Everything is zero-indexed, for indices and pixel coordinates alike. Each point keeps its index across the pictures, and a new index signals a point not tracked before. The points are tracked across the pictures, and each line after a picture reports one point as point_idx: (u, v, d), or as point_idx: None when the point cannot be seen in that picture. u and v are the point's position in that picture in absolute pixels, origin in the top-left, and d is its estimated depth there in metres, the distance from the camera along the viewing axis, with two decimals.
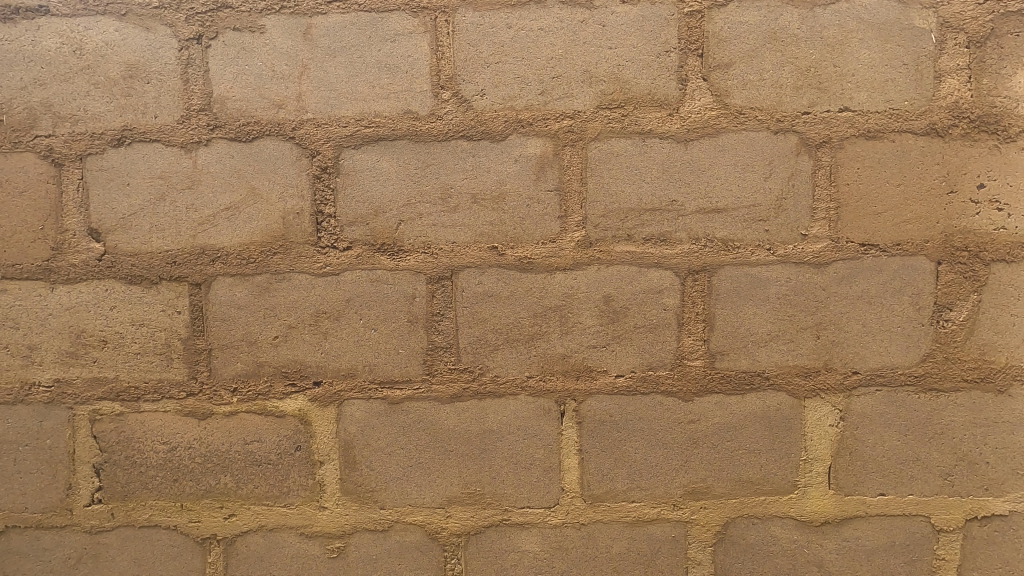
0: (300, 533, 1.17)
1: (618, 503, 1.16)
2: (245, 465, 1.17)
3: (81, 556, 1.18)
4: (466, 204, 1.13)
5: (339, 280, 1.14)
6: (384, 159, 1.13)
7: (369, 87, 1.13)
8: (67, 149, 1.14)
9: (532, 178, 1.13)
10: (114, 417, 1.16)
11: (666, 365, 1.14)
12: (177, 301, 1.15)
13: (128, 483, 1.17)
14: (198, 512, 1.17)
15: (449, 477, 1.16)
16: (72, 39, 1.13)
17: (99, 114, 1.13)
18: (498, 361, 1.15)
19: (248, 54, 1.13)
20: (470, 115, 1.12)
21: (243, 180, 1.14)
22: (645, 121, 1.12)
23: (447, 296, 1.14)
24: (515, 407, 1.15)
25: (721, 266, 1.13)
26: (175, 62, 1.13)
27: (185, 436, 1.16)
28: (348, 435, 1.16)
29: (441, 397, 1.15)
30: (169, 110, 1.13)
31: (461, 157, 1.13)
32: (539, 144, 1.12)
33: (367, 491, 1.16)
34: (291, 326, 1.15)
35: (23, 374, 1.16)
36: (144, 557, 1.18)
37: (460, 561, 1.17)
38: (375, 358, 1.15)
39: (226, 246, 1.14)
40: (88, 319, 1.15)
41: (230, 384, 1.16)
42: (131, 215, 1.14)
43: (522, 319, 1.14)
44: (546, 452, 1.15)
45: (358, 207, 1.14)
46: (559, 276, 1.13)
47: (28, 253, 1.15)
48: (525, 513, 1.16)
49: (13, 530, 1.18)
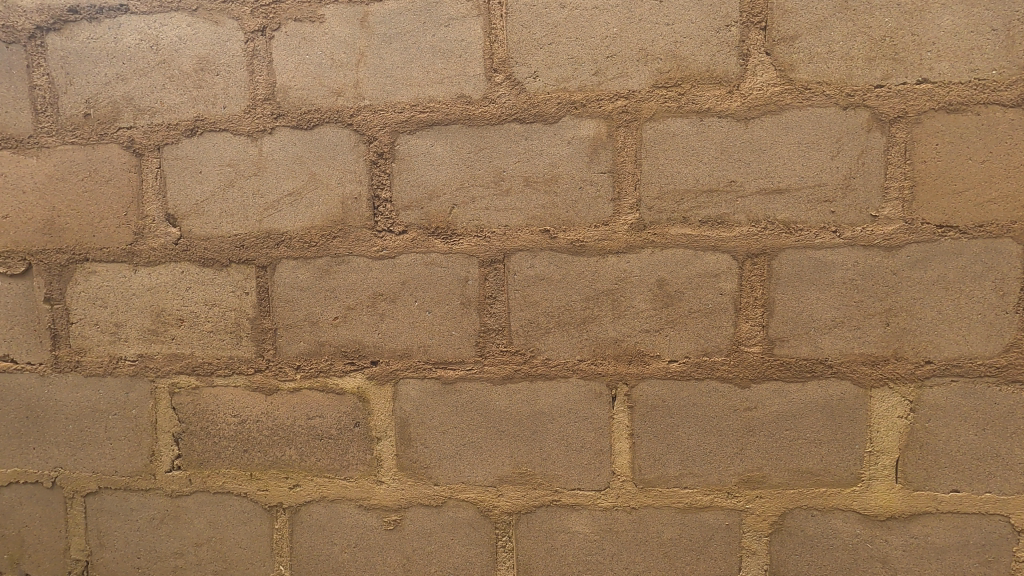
0: (359, 505, 1.22)
1: (670, 489, 1.15)
2: (308, 439, 1.23)
3: (163, 517, 1.28)
4: (519, 187, 1.13)
5: (395, 262, 1.17)
6: (438, 144, 1.15)
7: (424, 72, 1.14)
8: (146, 140, 1.21)
9: (585, 159, 1.12)
10: (190, 390, 1.25)
11: (721, 350, 1.12)
12: (246, 282, 1.22)
13: (204, 451, 1.26)
14: (265, 481, 1.25)
15: (501, 457, 1.18)
16: (149, 36, 1.20)
17: (174, 106, 1.20)
18: (549, 343, 1.15)
19: (309, 44, 1.16)
20: (524, 98, 1.12)
21: (305, 166, 1.18)
22: (703, 99, 1.08)
23: (499, 279, 1.15)
24: (566, 390, 1.15)
25: (782, 249, 1.08)
26: (241, 54, 1.18)
27: (253, 410, 1.24)
28: (404, 412, 1.20)
29: (493, 378, 1.17)
30: (236, 100, 1.19)
31: (514, 140, 1.13)
32: (592, 126, 1.11)
33: (421, 467, 1.20)
34: (350, 307, 1.19)
35: (112, 349, 1.26)
36: (218, 521, 1.26)
37: (511, 539, 1.19)
38: (429, 339, 1.18)
39: (289, 230, 1.19)
40: (167, 299, 1.24)
41: (294, 362, 1.22)
42: (203, 201, 1.21)
43: (574, 303, 1.14)
44: (597, 435, 1.16)
45: (413, 191, 1.16)
46: (612, 259, 1.12)
47: (113, 237, 1.24)
48: (575, 495, 1.17)
49: (105, 491, 1.29)
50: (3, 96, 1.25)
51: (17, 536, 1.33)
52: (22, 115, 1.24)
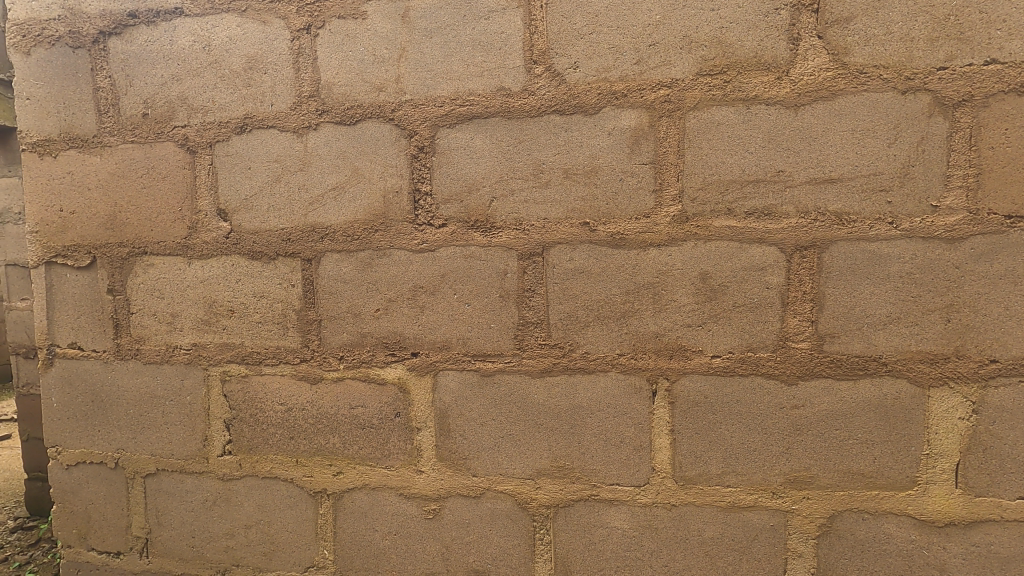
0: (400, 493, 1.25)
1: (711, 486, 1.13)
2: (351, 427, 1.26)
3: (215, 499, 1.34)
4: (558, 180, 1.13)
5: (435, 255, 1.18)
6: (477, 137, 1.15)
7: (464, 66, 1.14)
8: (199, 138, 1.26)
9: (626, 151, 1.10)
10: (240, 378, 1.30)
11: (768, 346, 1.08)
12: (292, 275, 1.25)
13: (253, 437, 1.31)
14: (310, 467, 1.29)
15: (539, 450, 1.18)
16: (202, 37, 1.24)
17: (224, 104, 1.25)
18: (588, 337, 1.14)
19: (352, 40, 1.19)
20: (564, 89, 1.11)
21: (348, 161, 1.21)
22: (750, 86, 1.05)
23: (538, 272, 1.15)
24: (605, 384, 1.14)
25: (833, 241, 1.04)
26: (287, 52, 1.22)
27: (299, 398, 1.28)
28: (443, 404, 1.21)
29: (532, 372, 1.17)
30: (284, 98, 1.22)
31: (554, 132, 1.12)
32: (633, 116, 1.09)
33: (460, 458, 1.21)
34: (391, 300, 1.21)
35: (168, 338, 1.32)
36: (266, 504, 1.31)
37: (548, 532, 1.19)
38: (468, 331, 1.19)
39: (333, 224, 1.22)
40: (219, 290, 1.29)
41: (337, 352, 1.25)
42: (252, 196, 1.25)
43: (614, 296, 1.13)
44: (636, 431, 1.14)
45: (453, 184, 1.17)
46: (653, 252, 1.10)
47: (169, 232, 1.30)
48: (614, 490, 1.16)
49: (162, 473, 1.35)
50: (70, 98, 1.32)
51: (84, 513, 1.42)
52: (87, 116, 1.31)
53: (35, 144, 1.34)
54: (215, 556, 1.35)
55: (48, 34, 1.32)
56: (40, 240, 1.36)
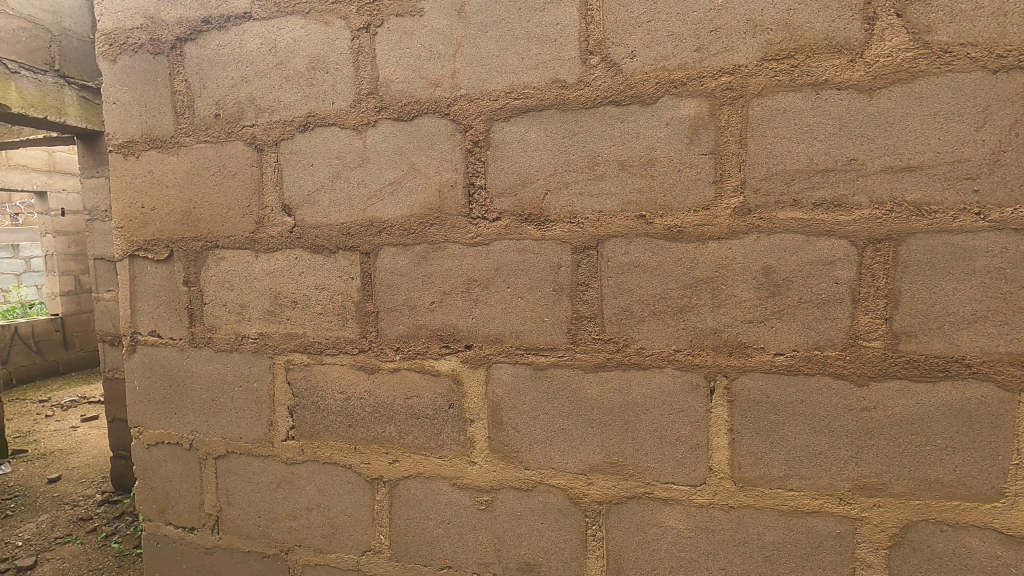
0: (453, 483, 1.27)
1: (772, 489, 1.08)
2: (406, 417, 1.29)
3: (279, 482, 1.40)
4: (614, 172, 1.11)
5: (489, 249, 1.19)
6: (532, 130, 1.15)
7: (519, 59, 1.14)
8: (266, 137, 1.32)
9: (684, 141, 1.07)
10: (303, 367, 1.36)
11: (836, 345, 1.03)
12: (351, 268, 1.29)
13: (315, 424, 1.36)
14: (367, 455, 1.33)
15: (592, 445, 1.17)
16: (268, 40, 1.30)
17: (289, 104, 1.30)
18: (643, 332, 1.12)
19: (410, 37, 1.21)
20: (620, 79, 1.09)
21: (405, 157, 1.23)
22: (820, 70, 0.99)
23: (593, 266, 1.14)
24: (660, 380, 1.12)
25: (910, 234, 0.97)
26: (348, 51, 1.25)
27: (358, 387, 1.32)
28: (496, 396, 1.22)
29: (585, 366, 1.16)
30: (344, 96, 1.26)
31: (609, 123, 1.10)
32: (693, 105, 1.06)
33: (513, 451, 1.22)
34: (446, 293, 1.23)
35: (237, 327, 1.40)
36: (326, 489, 1.36)
37: (601, 528, 1.18)
38: (521, 325, 1.19)
39: (390, 218, 1.25)
40: (283, 282, 1.35)
41: (394, 344, 1.28)
42: (315, 192, 1.30)
43: (671, 291, 1.10)
44: (693, 429, 1.11)
45: (507, 178, 1.17)
46: (712, 245, 1.07)
47: (239, 227, 1.37)
48: (669, 488, 1.13)
49: (231, 455, 1.43)
50: (150, 101, 1.41)
51: (162, 489, 1.52)
52: (165, 118, 1.40)
53: (120, 145, 1.44)
54: (280, 536, 1.42)
55: (132, 42, 1.41)
56: (125, 234, 1.46)
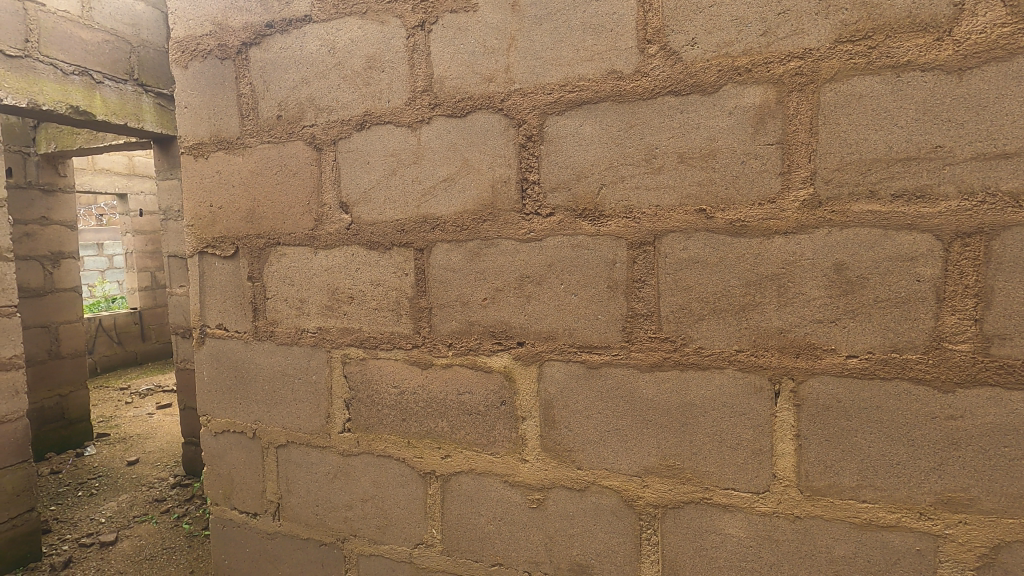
0: (505, 481, 1.26)
1: (843, 500, 1.02)
2: (459, 413, 1.29)
3: (336, 472, 1.44)
4: (672, 164, 1.07)
5: (542, 245, 1.17)
6: (586, 123, 1.12)
7: (574, 51, 1.12)
8: (325, 136, 1.36)
9: (749, 131, 1.01)
10: (358, 361, 1.39)
11: (917, 347, 0.95)
12: (406, 264, 1.31)
13: (370, 417, 1.39)
14: (420, 449, 1.34)
15: (647, 447, 1.13)
16: (328, 41, 1.33)
17: (347, 103, 1.33)
18: (703, 331, 1.08)
19: (464, 33, 1.21)
20: (680, 68, 1.05)
21: (459, 153, 1.23)
22: (901, 51, 0.92)
23: (649, 262, 1.10)
24: (720, 381, 1.07)
25: (1005, 227, 0.89)
26: (403, 49, 1.26)
27: (412, 382, 1.34)
28: (549, 394, 1.21)
29: (641, 365, 1.12)
30: (399, 94, 1.27)
31: (668, 114, 1.06)
32: (758, 93, 1.00)
33: (565, 450, 1.20)
34: (499, 289, 1.23)
35: (297, 322, 1.44)
36: (380, 481, 1.39)
37: (656, 532, 1.14)
38: (574, 322, 1.17)
39: (444, 215, 1.26)
40: (341, 278, 1.38)
41: (447, 340, 1.29)
42: (371, 189, 1.33)
43: (733, 288, 1.05)
44: (756, 434, 1.06)
45: (561, 172, 1.15)
46: (779, 241, 1.01)
47: (299, 224, 1.41)
48: (729, 495, 1.09)
49: (291, 445, 1.48)
50: (218, 105, 1.48)
51: (228, 476, 1.59)
52: (232, 120, 1.46)
53: (192, 147, 1.52)
54: (336, 525, 1.46)
55: (202, 48, 1.48)
56: (195, 232, 1.54)
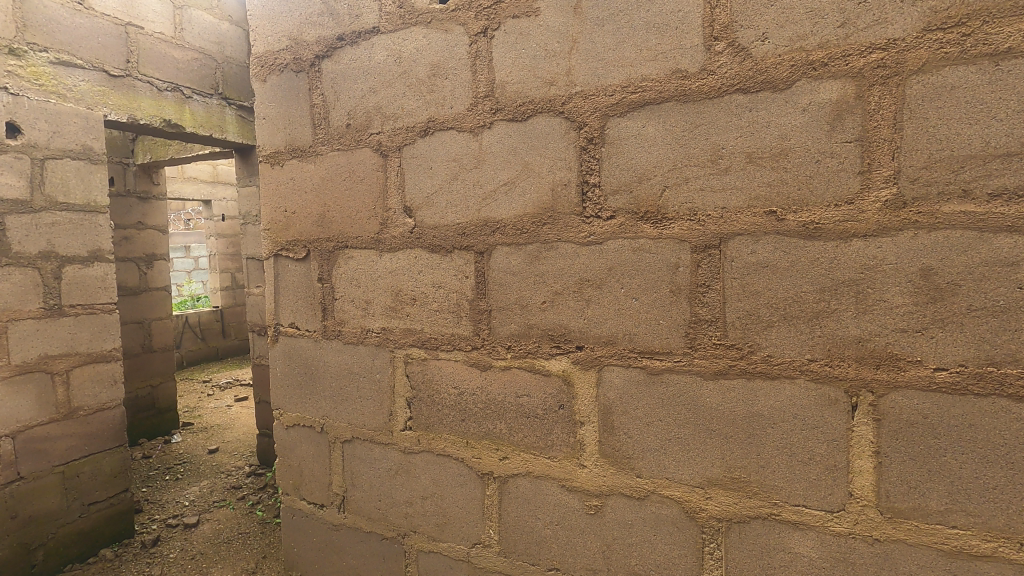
0: (562, 485, 1.26)
1: (929, 524, 0.94)
2: (517, 415, 1.30)
3: (398, 469, 1.48)
4: (740, 165, 1.03)
5: (603, 248, 1.16)
6: (649, 124, 1.10)
7: (637, 51, 1.10)
8: (391, 143, 1.40)
9: (824, 128, 0.96)
10: (420, 361, 1.42)
11: (1019, 361, 0.87)
12: (466, 267, 1.33)
13: (430, 417, 1.42)
14: (479, 450, 1.36)
15: (711, 458, 1.10)
16: (394, 51, 1.38)
17: (412, 110, 1.37)
18: (772, 339, 1.03)
19: (526, 38, 1.22)
20: (749, 64, 1.01)
21: (519, 157, 1.24)
22: (1002, 37, 0.84)
23: (714, 266, 1.07)
24: (791, 392, 1.02)
25: None
26: (466, 56, 1.29)
27: (471, 383, 1.36)
28: (608, 399, 1.19)
29: (704, 373, 1.09)
30: (462, 100, 1.30)
31: (736, 113, 1.02)
32: (835, 87, 0.95)
33: (624, 457, 1.18)
34: (558, 292, 1.22)
35: (363, 322, 1.50)
36: (440, 480, 1.42)
37: (719, 547, 1.10)
38: (635, 327, 1.15)
39: (504, 218, 1.27)
40: (404, 280, 1.42)
41: (506, 342, 1.30)
42: (434, 193, 1.36)
43: (805, 294, 1.00)
44: (830, 448, 1.00)
45: (623, 174, 1.14)
46: (857, 244, 0.95)
47: (366, 228, 1.46)
48: (800, 512, 1.03)
49: (356, 440, 1.54)
50: (293, 115, 1.56)
51: (298, 467, 1.67)
52: (305, 129, 1.54)
53: (269, 156, 1.61)
54: (397, 521, 1.50)
55: (279, 62, 1.57)
56: (271, 236, 1.63)
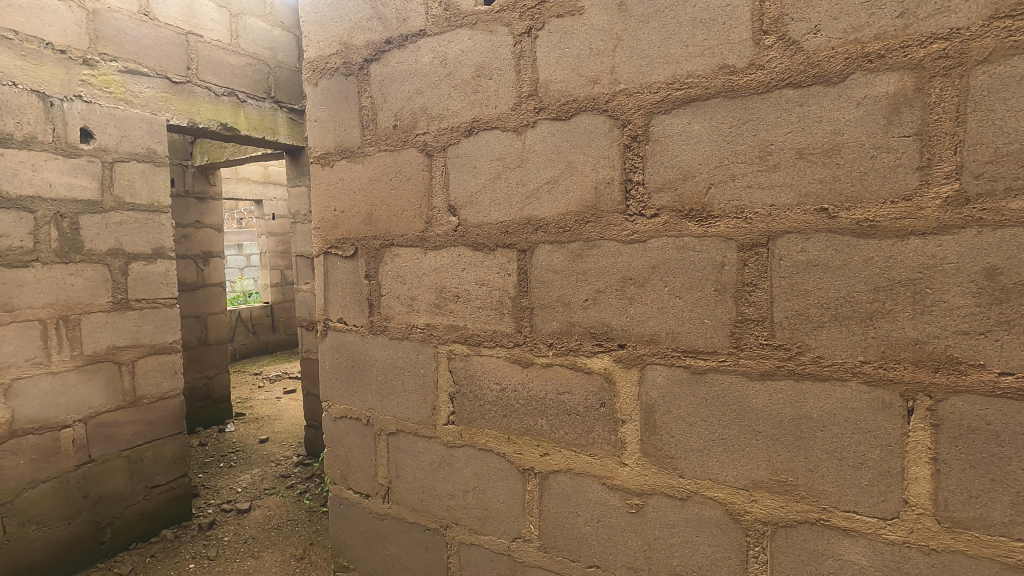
0: (603, 483, 1.26)
1: (991, 536, 0.90)
2: (558, 412, 1.31)
3: (441, 462, 1.52)
4: (790, 161, 1.00)
5: (646, 246, 1.16)
6: (695, 121, 1.09)
7: (683, 47, 1.09)
8: (436, 143, 1.43)
9: (880, 123, 0.93)
10: (463, 357, 1.45)
11: None
12: (509, 265, 1.35)
13: (472, 412, 1.45)
14: (520, 446, 1.37)
15: (756, 460, 1.08)
16: (440, 53, 1.41)
17: (456, 111, 1.39)
18: (822, 339, 1.00)
19: (570, 37, 1.22)
20: (800, 58, 0.98)
21: (562, 156, 1.25)
22: None
23: (761, 265, 1.05)
24: (842, 394, 0.99)
25: None
26: (510, 56, 1.30)
27: (513, 380, 1.37)
28: (650, 398, 1.19)
29: (750, 373, 1.07)
30: (506, 99, 1.32)
31: (786, 108, 1.00)
32: (892, 80, 0.92)
33: (666, 456, 1.17)
34: (600, 291, 1.23)
35: (407, 318, 1.54)
36: (481, 474, 1.44)
37: (764, 551, 1.08)
38: (679, 326, 1.14)
39: (547, 216, 1.28)
40: (448, 278, 1.45)
41: (547, 339, 1.31)
42: (478, 192, 1.38)
43: (857, 294, 0.97)
44: (883, 454, 0.97)
45: (667, 172, 1.13)
46: (915, 242, 0.92)
47: (411, 226, 1.50)
48: (850, 518, 1.00)
49: (401, 433, 1.58)
50: (342, 117, 1.61)
51: (345, 458, 1.73)
52: (354, 131, 1.59)
53: (320, 157, 1.68)
54: (440, 513, 1.53)
55: (330, 66, 1.62)
56: (321, 234, 1.69)
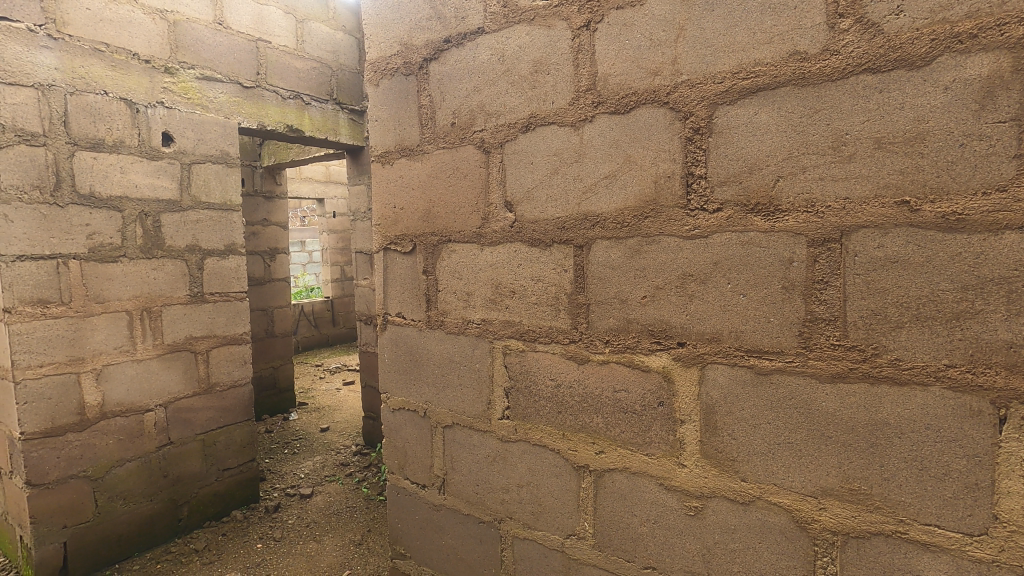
0: (661, 483, 1.23)
1: None
2: (614, 410, 1.29)
3: (495, 456, 1.53)
4: (867, 152, 0.95)
5: (708, 242, 1.12)
6: (762, 111, 1.04)
7: (750, 34, 1.05)
8: (494, 139, 1.44)
9: (971, 108, 0.86)
10: (518, 352, 1.45)
11: None
12: (565, 261, 1.34)
13: (527, 407, 1.45)
14: (575, 443, 1.37)
15: (826, 466, 1.02)
16: (498, 50, 1.41)
17: (514, 107, 1.40)
18: (901, 341, 0.94)
19: (630, 29, 1.20)
20: (880, 41, 0.92)
21: (621, 150, 1.23)
22: None
23: (834, 261, 0.99)
24: (923, 400, 0.93)
25: None
26: (568, 50, 1.30)
27: (568, 376, 1.37)
28: (711, 399, 1.15)
29: (820, 375, 1.02)
30: (564, 94, 1.31)
31: (863, 95, 0.94)
32: (986, 62, 0.85)
33: (727, 458, 1.14)
34: (659, 287, 1.20)
35: (464, 313, 1.56)
36: (536, 470, 1.45)
37: (834, 562, 1.03)
38: (742, 324, 1.10)
39: (605, 211, 1.26)
40: (504, 274, 1.46)
41: (604, 336, 1.30)
42: (534, 188, 1.38)
43: (942, 293, 0.90)
44: (971, 465, 0.90)
45: (731, 165, 1.09)
46: (1010, 237, 0.84)
47: (468, 222, 1.52)
48: (932, 533, 0.94)
49: (456, 426, 1.61)
50: (403, 116, 1.65)
51: (402, 449, 1.78)
52: (413, 129, 1.62)
53: (381, 155, 1.72)
54: (494, 506, 1.55)
55: (392, 67, 1.66)
56: (381, 230, 1.74)
